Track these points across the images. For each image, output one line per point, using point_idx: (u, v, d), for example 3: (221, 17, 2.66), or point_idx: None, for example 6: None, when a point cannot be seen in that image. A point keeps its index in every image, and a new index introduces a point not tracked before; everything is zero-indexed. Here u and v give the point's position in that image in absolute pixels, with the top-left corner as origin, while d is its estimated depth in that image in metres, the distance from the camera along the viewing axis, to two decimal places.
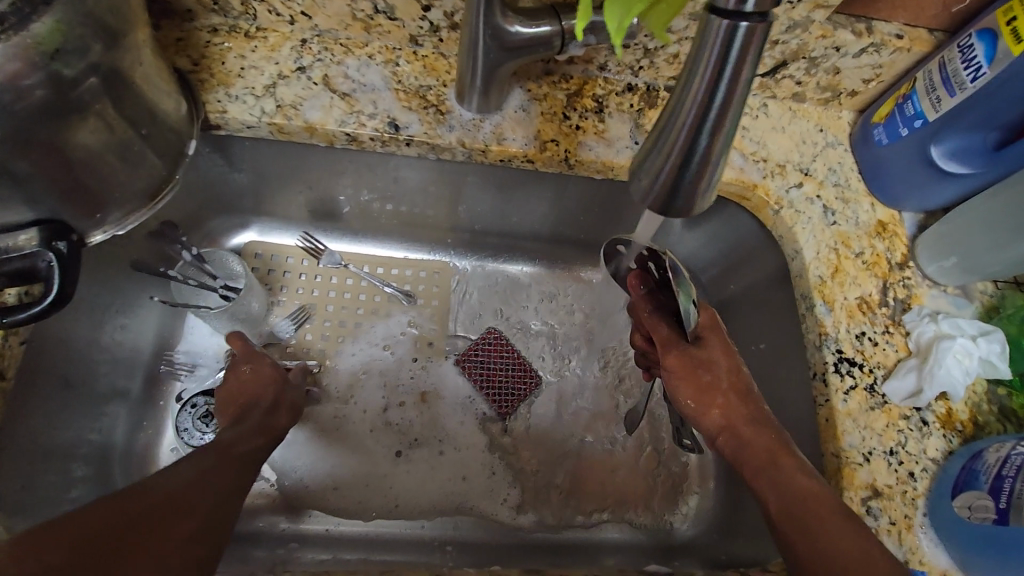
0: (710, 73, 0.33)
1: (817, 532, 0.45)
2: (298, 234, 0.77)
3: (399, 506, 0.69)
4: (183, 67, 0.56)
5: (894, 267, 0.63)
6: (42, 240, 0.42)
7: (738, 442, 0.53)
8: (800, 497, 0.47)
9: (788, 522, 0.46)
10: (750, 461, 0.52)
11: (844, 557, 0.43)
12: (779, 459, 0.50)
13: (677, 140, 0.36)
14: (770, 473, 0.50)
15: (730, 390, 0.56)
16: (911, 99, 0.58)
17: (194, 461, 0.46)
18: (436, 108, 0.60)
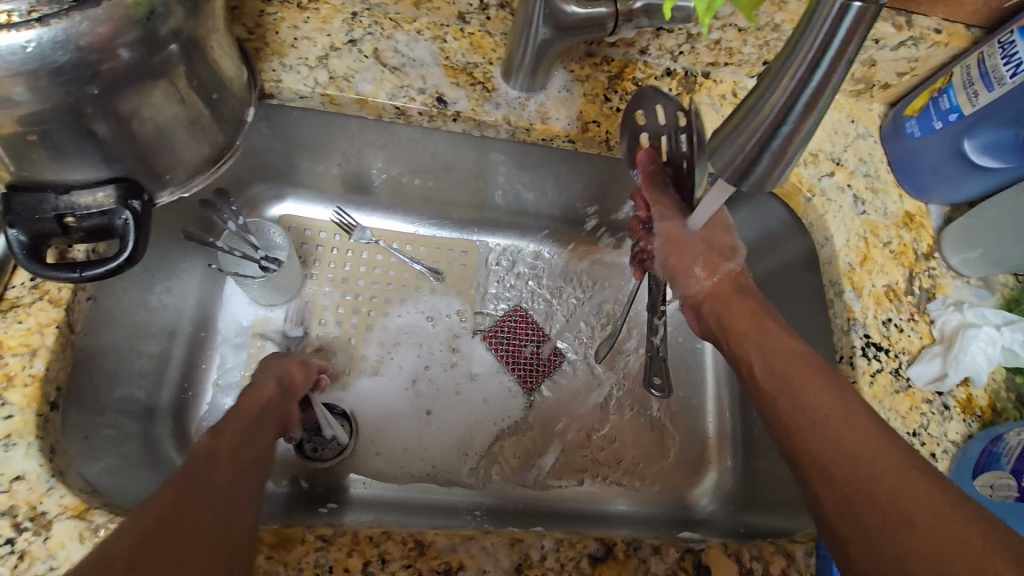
0: (810, 58, 0.34)
1: (795, 382, 0.48)
2: (332, 208, 0.78)
3: (436, 467, 0.71)
4: (239, 35, 0.57)
5: (920, 257, 0.65)
6: (119, 198, 0.43)
7: (722, 308, 0.58)
8: (780, 356, 0.51)
9: (768, 375, 0.51)
10: (733, 323, 0.56)
11: (823, 408, 0.46)
12: (762, 323, 0.55)
13: (768, 113, 0.37)
14: (752, 335, 0.54)
15: (718, 259, 0.61)
16: (947, 93, 0.60)
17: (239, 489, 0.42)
18: (483, 85, 0.61)
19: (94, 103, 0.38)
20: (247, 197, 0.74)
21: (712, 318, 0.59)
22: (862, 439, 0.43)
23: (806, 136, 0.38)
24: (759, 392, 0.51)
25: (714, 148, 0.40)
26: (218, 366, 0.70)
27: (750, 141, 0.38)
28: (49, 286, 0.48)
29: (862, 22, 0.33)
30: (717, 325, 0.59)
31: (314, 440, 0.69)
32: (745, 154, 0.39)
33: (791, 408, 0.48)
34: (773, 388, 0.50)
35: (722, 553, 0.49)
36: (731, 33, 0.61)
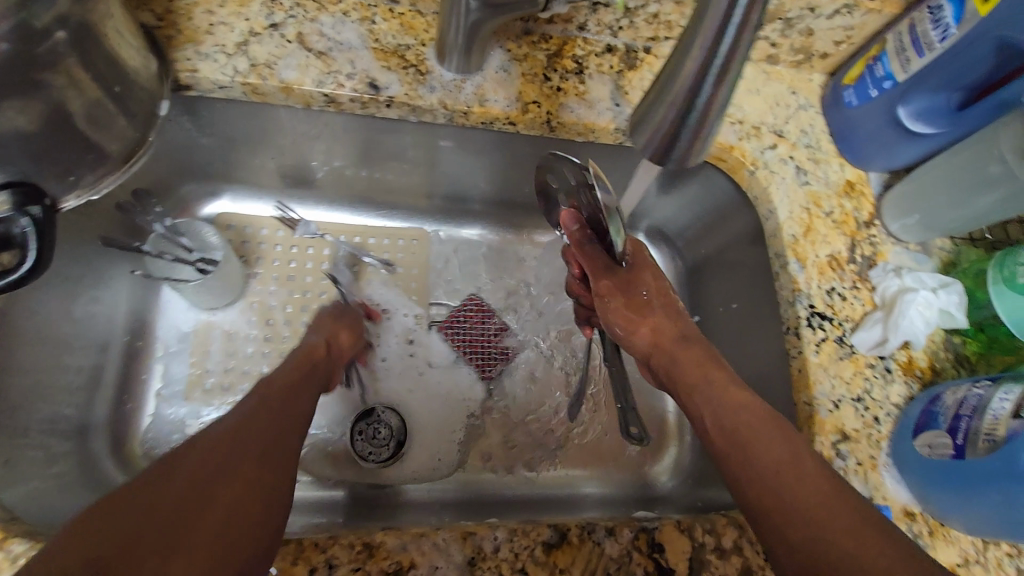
0: (712, 30, 0.34)
1: (747, 441, 0.45)
2: (273, 204, 0.75)
3: (435, 468, 0.71)
4: (147, 22, 0.53)
5: (862, 225, 0.66)
6: (15, 204, 0.40)
7: (671, 361, 0.56)
8: (731, 411, 0.48)
9: (720, 432, 0.48)
10: (683, 376, 0.54)
11: (775, 470, 0.43)
12: (709, 373, 0.52)
13: (682, 89, 0.37)
14: (703, 389, 0.51)
15: (661, 311, 0.60)
16: (881, 60, 0.60)
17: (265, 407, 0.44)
18: (416, 68, 0.58)
19: None
20: (177, 197, 0.69)
21: (661, 371, 0.57)
22: (817, 504, 0.40)
23: (725, 102, 0.38)
24: (713, 451, 0.48)
25: (639, 120, 0.42)
26: (162, 376, 0.66)
27: (671, 117, 0.39)
28: None
29: None
30: (668, 377, 0.56)
31: (373, 443, 0.70)
32: (666, 127, 0.39)
33: (742, 469, 0.45)
34: (725, 449, 0.47)
35: (675, 529, 0.49)
36: (669, 5, 0.60)
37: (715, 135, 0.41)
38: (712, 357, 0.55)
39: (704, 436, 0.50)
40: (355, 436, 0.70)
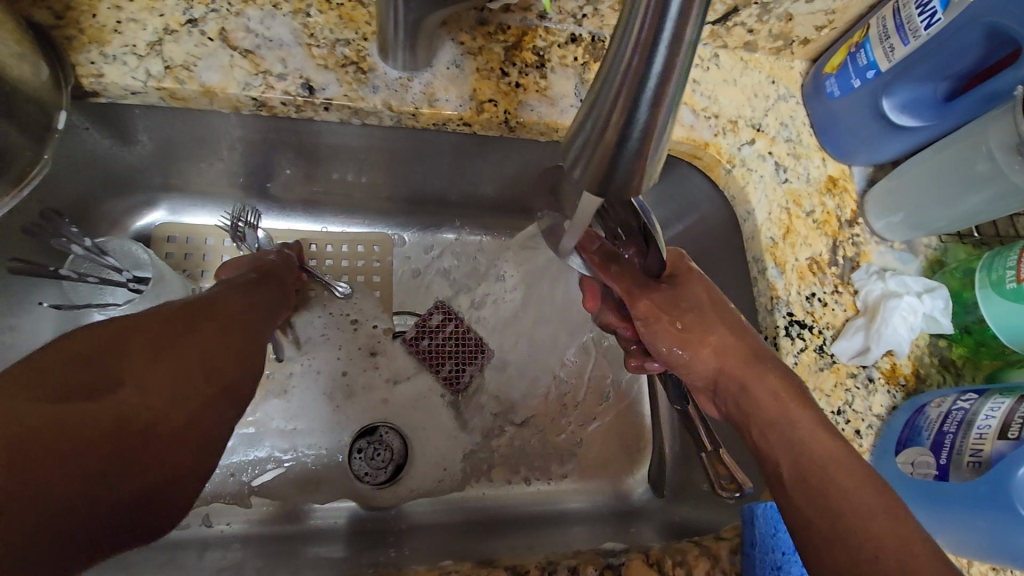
0: (644, 39, 0.29)
1: (836, 497, 0.42)
2: (218, 213, 0.70)
3: (407, 494, 0.68)
4: (43, 22, 0.47)
5: (844, 224, 0.62)
6: None
7: (740, 391, 0.50)
8: (819, 462, 0.44)
9: (801, 484, 0.44)
10: (758, 412, 0.49)
11: (880, 544, 0.39)
12: (790, 411, 0.47)
13: (615, 100, 0.31)
14: (782, 430, 0.47)
15: (719, 338, 0.52)
16: (864, 48, 0.56)
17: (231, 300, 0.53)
18: (357, 66, 0.53)
19: None
20: (106, 211, 0.63)
21: (730, 404, 0.52)
22: None
23: (668, 123, 0.32)
24: (792, 507, 0.44)
25: (570, 143, 0.36)
26: None
27: (603, 138, 0.33)
28: None
29: None
30: (737, 410, 0.51)
31: (371, 463, 0.68)
32: (600, 153, 0.34)
33: (836, 533, 0.41)
34: (807, 503, 0.43)
35: (643, 564, 0.47)
36: None
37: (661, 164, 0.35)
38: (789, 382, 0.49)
39: (780, 487, 0.46)
40: (354, 454, 0.68)
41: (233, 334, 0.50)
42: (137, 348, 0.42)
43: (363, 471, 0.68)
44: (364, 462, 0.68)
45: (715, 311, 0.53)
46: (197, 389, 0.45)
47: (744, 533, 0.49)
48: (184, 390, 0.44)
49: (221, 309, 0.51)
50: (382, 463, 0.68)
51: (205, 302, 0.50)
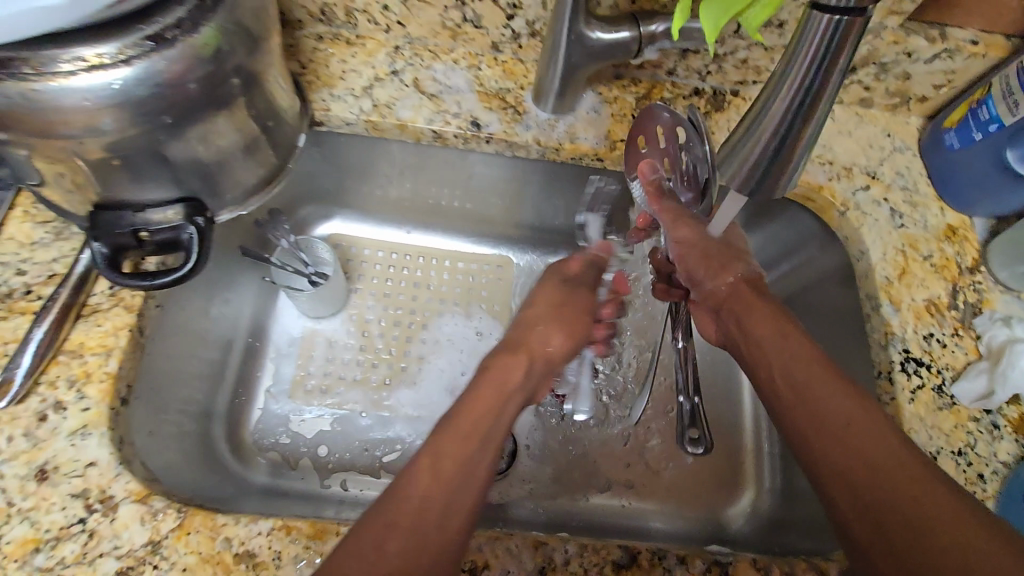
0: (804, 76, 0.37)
1: (815, 394, 0.49)
2: (376, 228, 0.83)
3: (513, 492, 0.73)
4: (293, 70, 0.63)
5: (965, 271, 0.63)
6: (186, 215, 0.49)
7: (743, 308, 0.57)
8: (799, 364, 0.51)
9: (789, 387, 0.51)
10: (755, 326, 0.56)
11: (870, 454, 0.44)
12: (784, 330, 0.54)
13: (771, 135, 0.40)
14: (773, 344, 0.54)
15: (780, 347, 0.53)
16: (986, 104, 0.59)
17: (423, 481, 0.44)
18: (515, 109, 0.64)
19: (166, 130, 0.43)
20: (297, 218, 0.80)
21: (731, 318, 0.58)
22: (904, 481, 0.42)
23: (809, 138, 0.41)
24: (783, 405, 0.51)
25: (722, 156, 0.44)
26: (272, 375, 0.75)
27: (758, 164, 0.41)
28: (125, 293, 0.52)
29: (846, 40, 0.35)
30: (737, 324, 0.58)
31: None
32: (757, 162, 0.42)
33: (815, 431, 0.48)
34: (797, 406, 0.50)
35: (751, 567, 0.48)
36: (758, 52, 0.63)
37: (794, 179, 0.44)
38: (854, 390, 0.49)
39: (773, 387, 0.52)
40: None
41: (427, 530, 0.42)
42: (387, 535, 0.41)
43: None
44: None
45: (783, 323, 0.55)
46: (455, 525, 0.44)
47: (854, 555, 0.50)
48: (438, 531, 0.43)
49: (408, 507, 0.43)
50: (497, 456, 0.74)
51: (394, 500, 0.43)
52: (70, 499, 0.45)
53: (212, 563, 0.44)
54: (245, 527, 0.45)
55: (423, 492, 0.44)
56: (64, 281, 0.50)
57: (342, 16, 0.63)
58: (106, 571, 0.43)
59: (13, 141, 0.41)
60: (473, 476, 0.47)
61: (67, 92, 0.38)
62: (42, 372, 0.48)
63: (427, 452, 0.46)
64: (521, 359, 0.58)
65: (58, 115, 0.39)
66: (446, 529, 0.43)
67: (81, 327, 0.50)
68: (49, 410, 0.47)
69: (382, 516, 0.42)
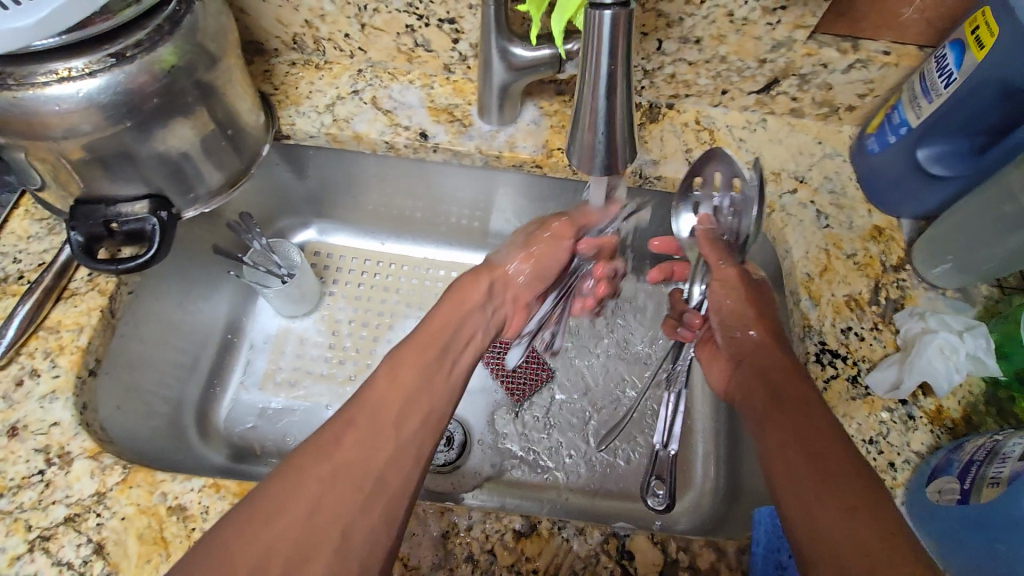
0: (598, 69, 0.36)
1: (823, 459, 0.44)
2: (352, 236, 0.90)
3: (463, 483, 0.76)
4: (266, 91, 0.71)
5: (889, 268, 0.65)
6: (150, 208, 0.56)
7: (760, 366, 0.55)
8: (813, 430, 0.46)
9: (801, 448, 0.46)
10: (773, 387, 0.52)
11: (865, 525, 0.39)
12: (808, 396, 0.50)
13: (591, 123, 0.39)
14: (791, 405, 0.49)
15: (798, 409, 0.49)
16: (897, 109, 0.62)
17: (370, 398, 0.50)
18: (461, 122, 0.71)
19: (131, 133, 0.51)
20: (277, 228, 0.87)
21: (750, 373, 0.56)
22: (889, 549, 0.38)
23: (628, 109, 0.39)
24: (785, 460, 0.46)
25: (568, 147, 0.43)
26: (245, 368, 0.81)
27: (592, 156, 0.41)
28: (101, 279, 0.60)
29: (622, 32, 0.35)
30: (753, 383, 0.55)
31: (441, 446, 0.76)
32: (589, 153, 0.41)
33: (819, 489, 0.42)
34: (801, 462, 0.45)
35: (648, 541, 0.51)
36: (683, 67, 0.68)
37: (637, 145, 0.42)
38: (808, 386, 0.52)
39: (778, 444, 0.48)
40: None
41: (394, 410, 0.50)
42: (345, 431, 0.47)
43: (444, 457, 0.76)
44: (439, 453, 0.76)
45: (806, 387, 0.51)
46: (410, 427, 0.50)
47: (754, 535, 0.51)
48: (393, 432, 0.48)
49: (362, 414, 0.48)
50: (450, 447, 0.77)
51: (347, 412, 0.49)
52: (33, 453, 0.51)
53: (148, 514, 0.49)
54: (180, 483, 0.50)
55: (385, 382, 0.52)
56: (49, 266, 0.58)
57: (310, 44, 0.72)
58: (56, 517, 0.48)
59: (10, 143, 0.50)
60: (429, 389, 0.53)
61: (43, 99, 0.46)
62: (24, 344, 0.55)
63: (388, 364, 0.54)
64: (482, 285, 0.64)
65: (38, 118, 0.47)
66: (430, 393, 0.53)
67: (60, 307, 0.58)
68: (26, 376, 0.54)
69: (346, 415, 0.48)
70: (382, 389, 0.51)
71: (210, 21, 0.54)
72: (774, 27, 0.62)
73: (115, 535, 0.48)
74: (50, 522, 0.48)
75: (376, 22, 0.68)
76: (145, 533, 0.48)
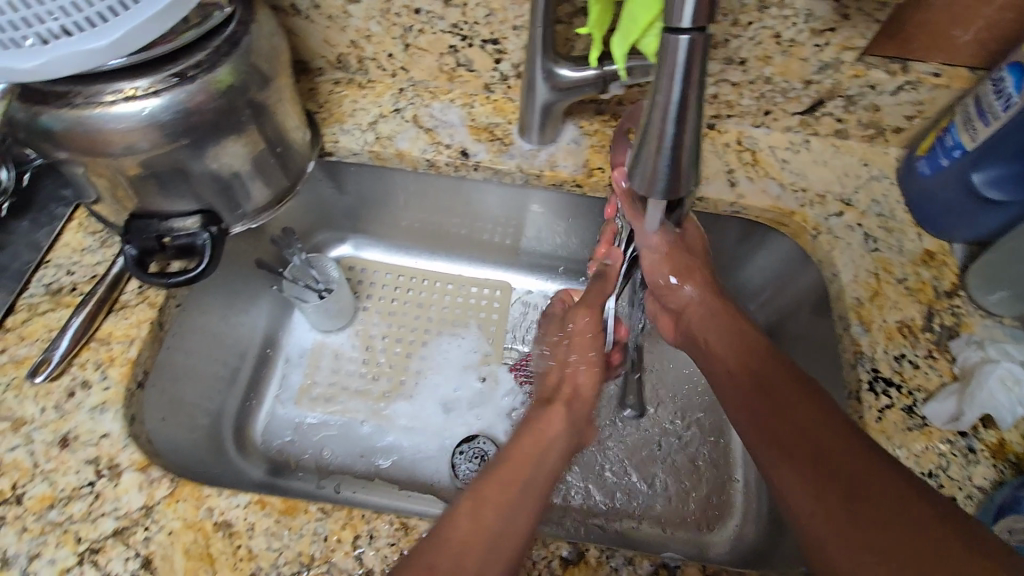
0: (669, 97, 0.36)
1: (829, 464, 0.46)
2: (388, 251, 0.90)
3: None
4: (311, 109, 0.73)
5: (942, 294, 0.63)
6: (202, 224, 0.57)
7: (747, 360, 0.57)
8: (808, 436, 0.48)
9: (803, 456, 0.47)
10: (761, 387, 0.54)
11: (899, 532, 0.40)
12: (786, 391, 0.52)
13: (657, 148, 0.38)
14: (782, 410, 0.51)
15: (790, 413, 0.50)
16: (950, 131, 0.61)
17: (468, 534, 0.45)
18: (502, 141, 0.71)
19: (187, 150, 0.52)
20: (314, 242, 0.88)
21: (728, 359, 0.59)
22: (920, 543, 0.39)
23: (696, 137, 0.38)
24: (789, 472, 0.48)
25: (629, 170, 0.42)
26: (281, 382, 0.81)
27: (656, 181, 0.40)
28: (151, 292, 0.61)
29: (695, 61, 0.34)
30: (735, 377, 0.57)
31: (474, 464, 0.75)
32: (651, 177, 0.40)
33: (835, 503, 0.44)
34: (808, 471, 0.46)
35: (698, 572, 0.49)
36: (727, 88, 0.67)
37: (699, 173, 0.41)
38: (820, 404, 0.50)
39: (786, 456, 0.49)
40: (458, 457, 0.76)
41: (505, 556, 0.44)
42: None
43: None
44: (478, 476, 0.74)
45: (786, 387, 0.52)
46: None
47: None
48: None
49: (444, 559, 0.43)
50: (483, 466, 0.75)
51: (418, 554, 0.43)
52: (84, 464, 0.51)
53: (194, 529, 0.49)
54: (226, 499, 0.50)
55: (465, 520, 0.46)
56: (101, 279, 0.59)
57: (354, 63, 0.73)
58: (105, 529, 0.48)
59: (71, 159, 0.51)
60: (517, 527, 0.47)
61: (107, 117, 0.47)
62: (75, 355, 0.56)
63: (463, 498, 0.48)
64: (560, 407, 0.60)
65: (101, 135, 0.48)
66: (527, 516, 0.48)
67: (111, 319, 0.59)
68: (77, 387, 0.55)
69: (422, 564, 0.42)
70: (454, 527, 0.45)
71: (265, 42, 0.55)
72: (822, 49, 0.62)
73: (162, 549, 0.48)
74: (99, 535, 0.48)
75: (420, 43, 0.69)
76: (191, 548, 0.48)
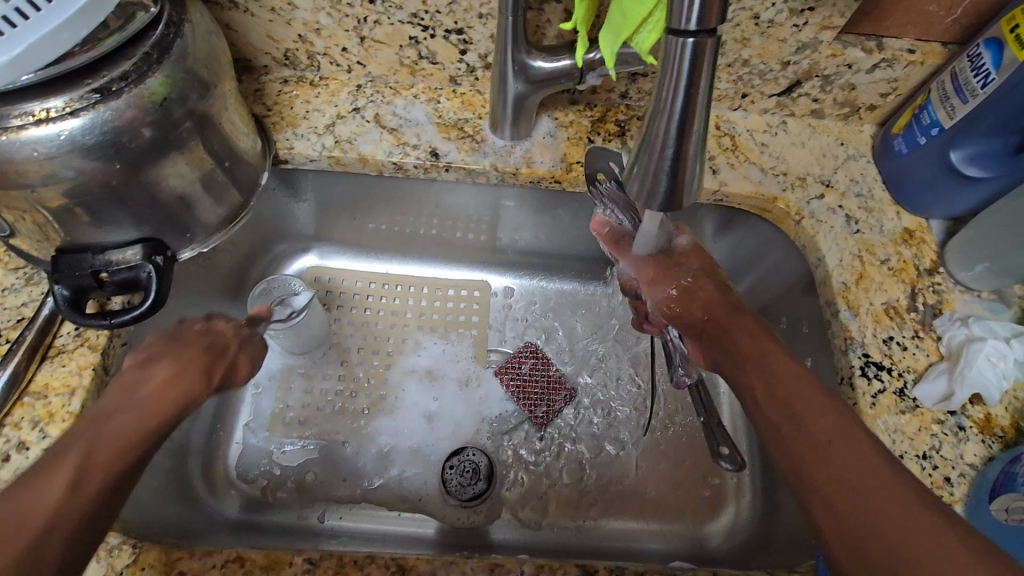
0: (674, 102, 0.36)
1: (797, 409, 0.47)
2: (354, 258, 0.85)
3: (492, 514, 0.72)
4: (259, 112, 0.66)
5: (923, 273, 0.63)
6: (143, 254, 0.51)
7: (723, 333, 0.57)
8: (782, 384, 0.50)
9: (774, 403, 0.49)
10: (736, 350, 0.55)
11: (858, 477, 0.42)
12: (766, 351, 0.53)
13: (659, 156, 0.38)
14: (756, 363, 0.53)
15: (762, 369, 0.52)
16: (926, 109, 0.60)
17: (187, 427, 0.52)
18: (472, 138, 0.67)
19: (120, 176, 0.45)
20: (272, 255, 0.81)
21: (714, 346, 0.58)
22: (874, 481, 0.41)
23: (701, 146, 0.38)
24: (764, 418, 0.50)
25: (627, 177, 0.41)
26: (251, 410, 0.76)
27: (656, 192, 0.40)
28: (90, 333, 0.54)
29: (701, 68, 0.34)
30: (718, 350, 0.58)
31: (466, 478, 0.73)
32: (651, 186, 0.40)
33: (806, 449, 0.45)
34: (776, 414, 0.49)
35: None
36: None
37: (703, 184, 0.40)
38: (838, 408, 0.47)
39: (755, 404, 0.51)
40: (449, 472, 0.73)
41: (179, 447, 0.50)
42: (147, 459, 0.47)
43: (478, 500, 0.72)
44: (472, 491, 0.72)
45: (764, 348, 0.54)
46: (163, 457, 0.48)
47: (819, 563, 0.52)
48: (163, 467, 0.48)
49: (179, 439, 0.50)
50: (474, 481, 0.73)
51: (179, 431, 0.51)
52: None
53: None
54: (199, 561, 0.46)
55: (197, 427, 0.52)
56: (30, 324, 0.52)
57: (304, 60, 0.67)
58: None
59: None
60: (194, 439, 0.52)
61: (17, 144, 0.41)
62: (8, 413, 0.50)
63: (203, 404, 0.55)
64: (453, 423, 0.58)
65: (10, 166, 0.41)
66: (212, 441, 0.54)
67: (47, 367, 0.52)
68: (13, 450, 0.49)
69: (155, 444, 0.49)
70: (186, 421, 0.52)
71: (200, 44, 0.48)
72: (801, 29, 0.60)
73: None
74: None
75: (377, 35, 0.63)
76: None
